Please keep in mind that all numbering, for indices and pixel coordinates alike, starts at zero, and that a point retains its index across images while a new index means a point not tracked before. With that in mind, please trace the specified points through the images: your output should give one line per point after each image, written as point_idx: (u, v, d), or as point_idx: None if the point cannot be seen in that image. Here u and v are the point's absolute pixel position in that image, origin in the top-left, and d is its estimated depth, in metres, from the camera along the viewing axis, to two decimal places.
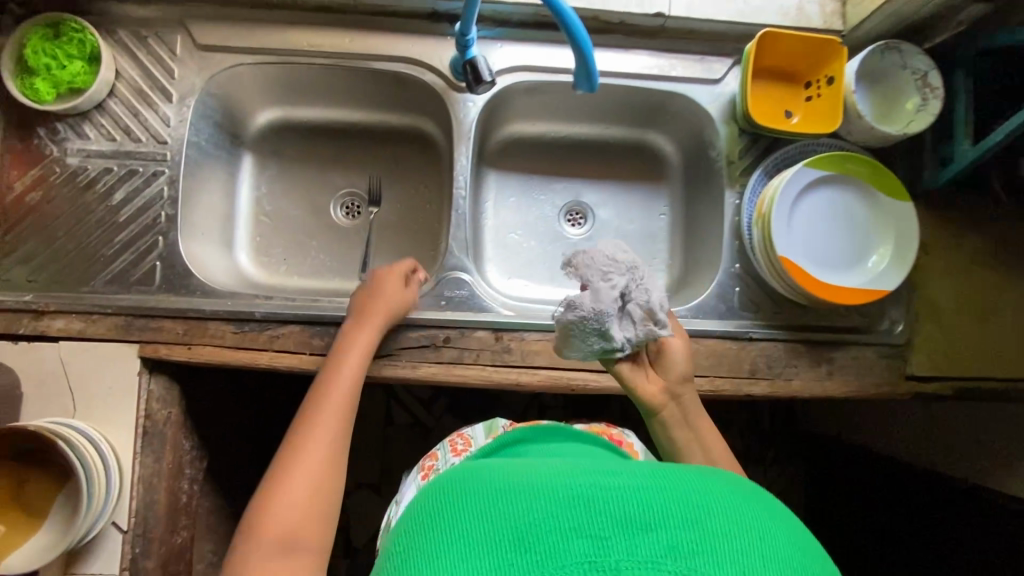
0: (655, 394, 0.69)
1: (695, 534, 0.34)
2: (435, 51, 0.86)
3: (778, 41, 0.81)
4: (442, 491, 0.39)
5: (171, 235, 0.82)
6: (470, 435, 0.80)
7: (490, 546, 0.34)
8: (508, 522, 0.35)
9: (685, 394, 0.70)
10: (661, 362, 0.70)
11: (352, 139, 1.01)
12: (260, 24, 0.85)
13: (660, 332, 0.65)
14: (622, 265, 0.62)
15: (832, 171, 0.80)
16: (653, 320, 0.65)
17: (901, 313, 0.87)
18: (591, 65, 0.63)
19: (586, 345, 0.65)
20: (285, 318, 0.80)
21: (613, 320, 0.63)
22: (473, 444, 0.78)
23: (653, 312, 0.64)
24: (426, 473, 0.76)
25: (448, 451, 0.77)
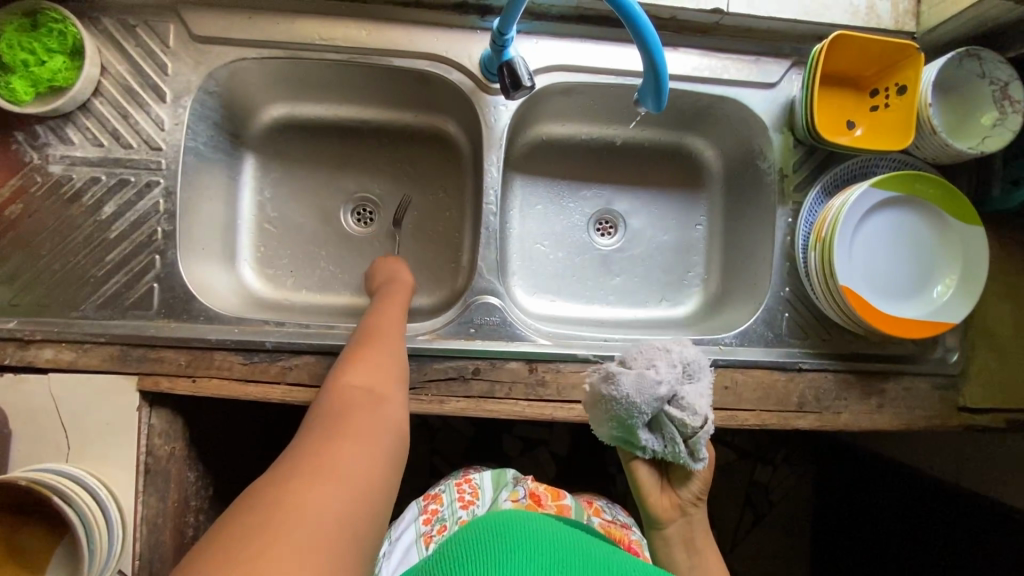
0: (665, 507, 0.62)
1: None
2: (463, 47, 0.77)
3: (848, 45, 0.73)
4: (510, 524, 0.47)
5: (169, 254, 0.74)
6: (478, 483, 0.75)
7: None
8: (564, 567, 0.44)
9: (696, 513, 0.63)
10: (679, 476, 0.63)
11: (366, 140, 0.92)
12: (265, 12, 0.75)
13: (685, 453, 0.58)
14: (677, 363, 0.56)
15: (899, 191, 0.74)
16: (683, 434, 0.58)
17: (956, 341, 0.82)
18: (663, 77, 0.56)
19: (606, 425, 0.58)
20: (298, 348, 0.73)
21: (646, 416, 0.56)
22: (481, 498, 0.73)
23: (688, 426, 0.56)
24: (428, 520, 0.71)
25: (455, 502, 0.73)
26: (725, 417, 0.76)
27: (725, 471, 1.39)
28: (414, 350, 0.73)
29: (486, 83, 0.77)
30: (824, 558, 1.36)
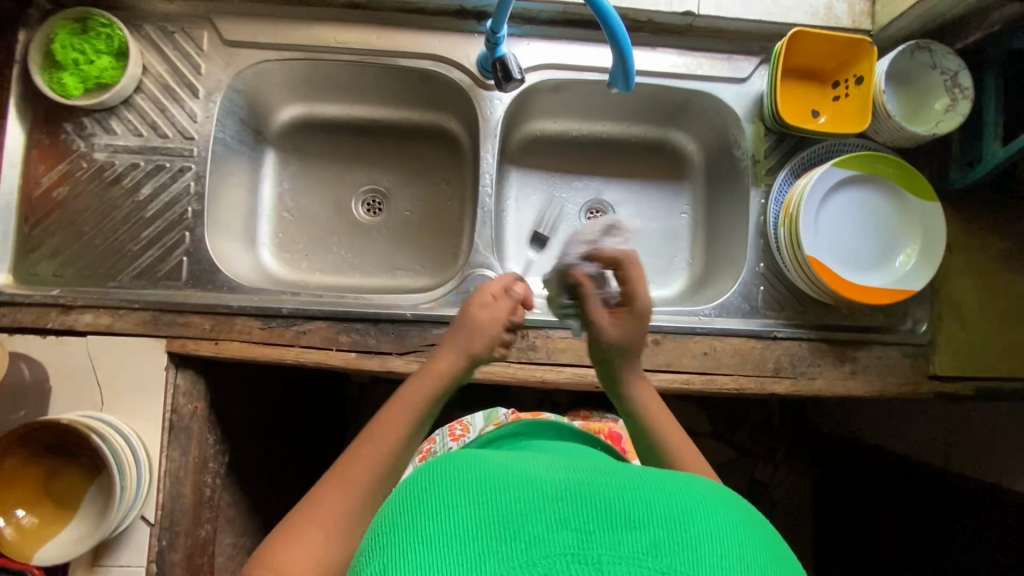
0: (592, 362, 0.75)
1: (678, 535, 0.36)
2: (462, 48, 0.86)
3: (808, 41, 0.81)
4: (435, 472, 0.41)
5: (197, 231, 0.82)
6: (469, 422, 0.82)
7: (477, 531, 0.36)
8: (498, 511, 0.37)
9: (612, 362, 0.72)
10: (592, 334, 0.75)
11: (375, 137, 1.01)
12: (287, 20, 0.84)
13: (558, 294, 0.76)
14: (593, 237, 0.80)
15: (859, 171, 0.80)
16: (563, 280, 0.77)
17: (924, 313, 0.87)
18: (630, 62, 0.63)
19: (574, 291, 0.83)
20: (312, 315, 0.80)
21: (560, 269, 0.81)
22: (472, 431, 0.80)
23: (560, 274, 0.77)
24: (426, 454, 0.78)
25: (447, 436, 0.79)
26: (705, 381, 0.82)
27: (720, 461, 1.43)
28: (416, 317, 0.80)
29: (481, 80, 0.86)
30: (822, 550, 1.37)
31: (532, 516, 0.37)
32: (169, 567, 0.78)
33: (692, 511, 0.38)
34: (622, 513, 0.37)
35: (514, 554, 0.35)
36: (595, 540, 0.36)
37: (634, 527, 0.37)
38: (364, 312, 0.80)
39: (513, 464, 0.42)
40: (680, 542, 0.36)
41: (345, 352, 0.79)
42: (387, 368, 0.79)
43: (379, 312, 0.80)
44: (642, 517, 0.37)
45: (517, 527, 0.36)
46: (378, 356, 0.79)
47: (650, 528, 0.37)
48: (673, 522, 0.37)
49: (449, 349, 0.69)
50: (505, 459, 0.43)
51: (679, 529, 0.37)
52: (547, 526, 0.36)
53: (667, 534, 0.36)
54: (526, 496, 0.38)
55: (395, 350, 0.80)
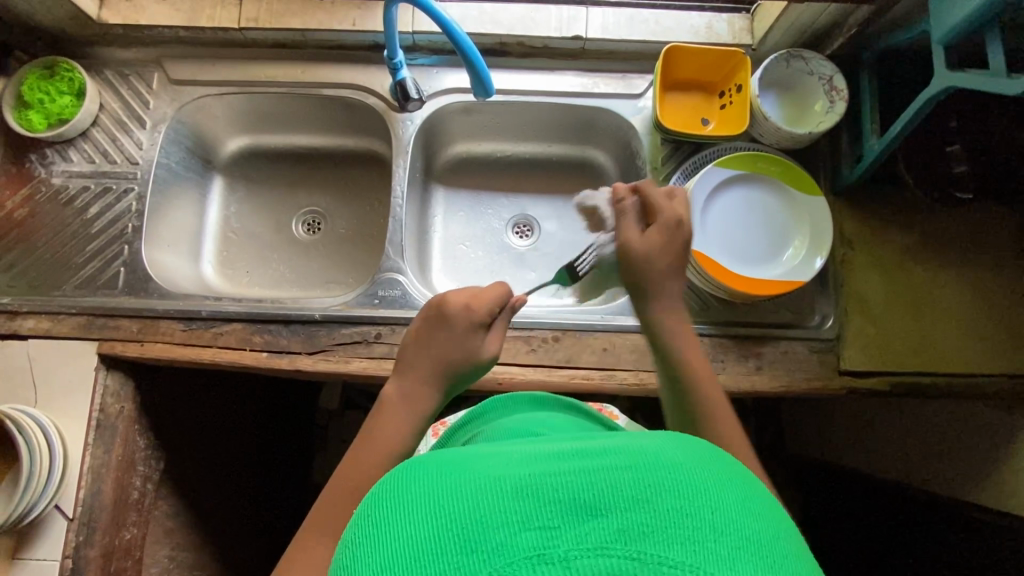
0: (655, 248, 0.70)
1: (646, 516, 0.32)
2: (375, 78, 0.95)
3: (686, 56, 0.87)
4: (394, 494, 0.38)
5: (135, 244, 0.91)
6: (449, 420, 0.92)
7: (434, 552, 0.33)
8: (455, 524, 0.34)
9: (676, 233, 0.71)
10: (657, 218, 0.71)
11: (314, 163, 1.09)
12: (224, 61, 0.96)
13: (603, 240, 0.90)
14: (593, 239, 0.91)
15: (745, 170, 0.84)
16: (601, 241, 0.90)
17: (831, 308, 0.88)
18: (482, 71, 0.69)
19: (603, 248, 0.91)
20: (229, 316, 0.86)
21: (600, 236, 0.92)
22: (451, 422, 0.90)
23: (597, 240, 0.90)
24: None
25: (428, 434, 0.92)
26: (605, 376, 0.84)
27: None
28: (324, 317, 0.85)
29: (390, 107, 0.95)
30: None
31: (491, 524, 0.33)
32: (83, 562, 0.81)
33: (660, 486, 0.34)
34: (587, 500, 0.33)
35: (478, 568, 0.32)
36: (561, 536, 0.32)
37: (599, 514, 0.33)
38: (276, 313, 0.86)
39: (476, 464, 0.38)
40: (648, 523, 0.32)
41: (259, 352, 0.84)
42: (295, 366, 0.83)
43: (290, 313, 0.85)
44: (608, 504, 0.33)
45: (478, 538, 0.33)
46: (288, 355, 0.84)
47: (617, 512, 0.33)
48: (641, 502, 0.33)
49: (431, 372, 0.64)
50: (463, 461, 0.39)
51: (648, 506, 0.33)
52: (508, 531, 0.33)
53: (634, 516, 0.32)
54: (485, 502, 0.34)
55: (305, 349, 0.84)
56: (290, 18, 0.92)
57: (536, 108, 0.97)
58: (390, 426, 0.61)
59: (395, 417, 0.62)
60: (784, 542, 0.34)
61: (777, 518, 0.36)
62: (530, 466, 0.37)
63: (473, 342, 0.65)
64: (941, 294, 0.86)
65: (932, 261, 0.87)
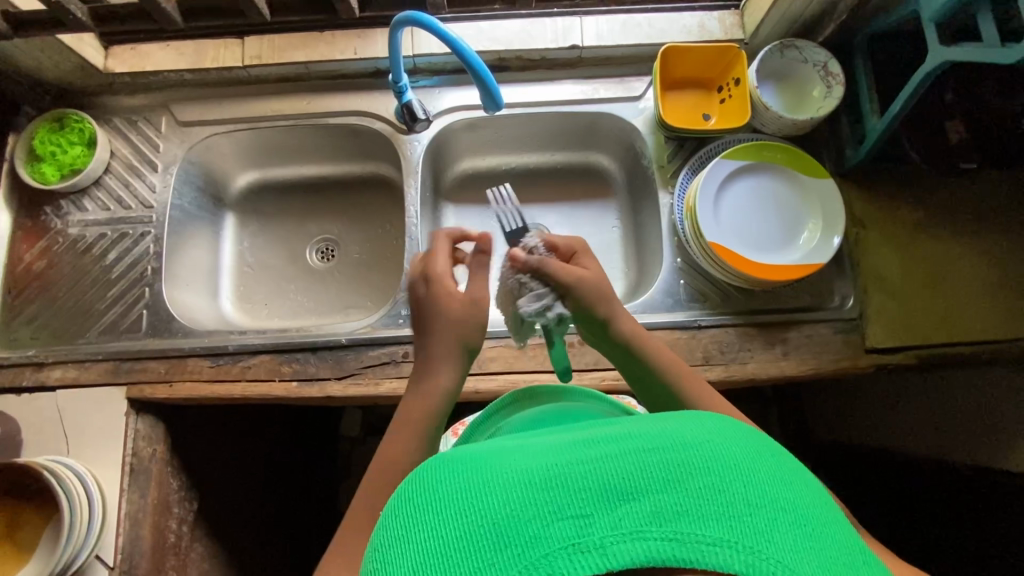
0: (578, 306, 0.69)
1: (678, 497, 0.33)
2: (380, 103, 0.97)
3: (682, 55, 0.89)
4: (417, 498, 0.38)
5: (156, 286, 0.91)
6: None
7: (467, 550, 0.33)
8: (485, 520, 0.34)
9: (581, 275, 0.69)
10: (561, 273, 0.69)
11: (324, 191, 1.11)
12: (230, 99, 0.98)
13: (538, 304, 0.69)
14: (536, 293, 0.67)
15: (751, 160, 0.86)
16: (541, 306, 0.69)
17: (850, 288, 0.89)
18: (492, 85, 0.70)
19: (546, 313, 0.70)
20: (255, 349, 0.86)
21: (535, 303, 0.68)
22: None
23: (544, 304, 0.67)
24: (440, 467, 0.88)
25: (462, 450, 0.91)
26: None
27: None
28: (351, 341, 0.85)
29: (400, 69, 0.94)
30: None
31: (522, 517, 0.33)
32: None
33: (689, 466, 0.34)
34: (618, 485, 0.33)
35: (513, 563, 0.32)
36: (595, 524, 0.32)
37: (631, 497, 0.33)
38: (303, 342, 0.86)
39: (499, 459, 0.39)
40: (682, 503, 0.33)
41: (289, 382, 0.85)
42: (326, 393, 0.83)
43: (316, 340, 0.86)
44: (640, 488, 0.33)
45: (510, 532, 0.33)
46: (318, 382, 0.84)
47: (649, 495, 0.33)
48: (673, 483, 0.33)
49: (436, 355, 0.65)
50: (486, 458, 0.39)
51: (681, 487, 0.33)
52: (541, 523, 0.33)
53: (666, 498, 0.33)
54: (514, 496, 0.34)
55: (334, 375, 0.84)
56: (292, 52, 0.94)
57: (539, 119, 0.99)
58: (424, 413, 0.63)
59: (429, 401, 0.64)
60: (816, 513, 0.35)
61: (804, 489, 0.37)
62: (555, 456, 0.37)
63: (450, 309, 0.64)
64: (957, 265, 0.87)
65: (945, 233, 0.88)
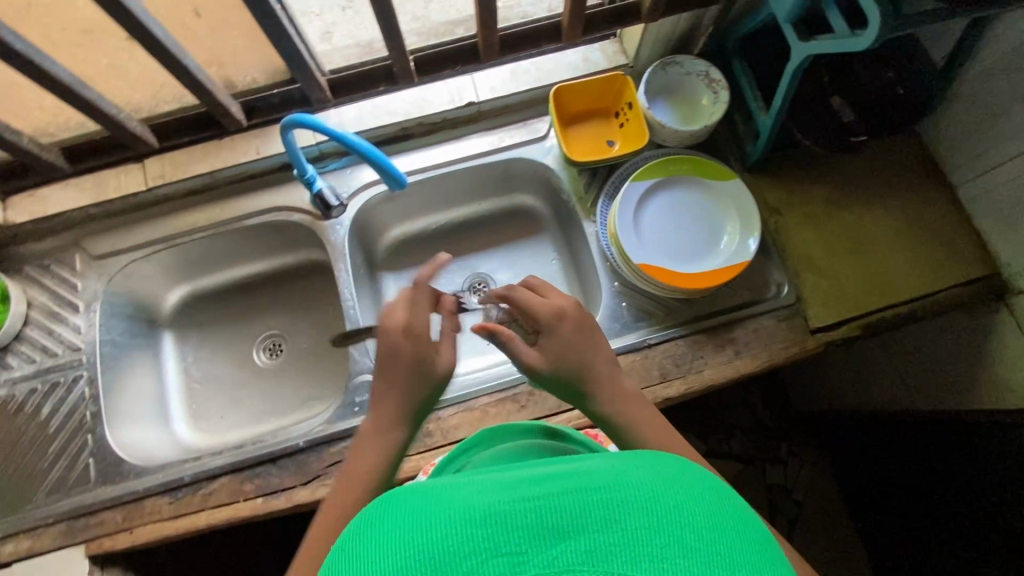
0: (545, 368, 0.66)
1: (612, 536, 0.33)
2: (293, 194, 0.96)
3: (572, 92, 0.92)
4: (365, 521, 0.38)
5: (98, 430, 0.88)
6: None
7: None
8: (423, 550, 0.34)
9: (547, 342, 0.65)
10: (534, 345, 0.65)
11: (259, 289, 1.08)
12: (140, 222, 0.95)
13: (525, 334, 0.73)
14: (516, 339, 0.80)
15: (660, 176, 0.88)
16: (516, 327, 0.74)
17: (782, 275, 0.92)
18: (390, 168, 0.70)
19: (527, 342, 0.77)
20: (214, 473, 0.83)
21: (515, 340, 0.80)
22: None
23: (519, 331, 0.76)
24: None
25: None
26: None
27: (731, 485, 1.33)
28: (309, 443, 0.83)
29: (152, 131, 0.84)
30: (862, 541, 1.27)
31: (458, 551, 0.33)
32: None
33: (629, 504, 0.35)
34: (555, 524, 0.34)
35: None
36: (529, 562, 0.33)
37: (568, 535, 0.33)
38: (262, 454, 0.83)
39: (444, 492, 0.39)
40: (616, 543, 0.33)
41: (254, 499, 0.82)
42: (293, 502, 0.81)
43: (275, 450, 0.83)
44: (576, 526, 0.34)
45: (444, 566, 0.33)
46: (283, 493, 0.81)
47: (585, 534, 0.33)
48: (609, 522, 0.34)
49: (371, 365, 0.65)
50: (434, 488, 0.40)
51: (617, 525, 0.34)
52: (475, 559, 0.33)
53: (600, 537, 0.33)
54: (452, 530, 0.34)
55: (299, 481, 0.82)
56: (195, 165, 0.93)
57: (454, 176, 1.00)
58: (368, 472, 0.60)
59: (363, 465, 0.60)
60: (762, 560, 0.35)
61: (752, 534, 0.37)
62: (500, 492, 0.37)
63: None
64: (872, 233, 0.92)
65: (855, 205, 0.93)
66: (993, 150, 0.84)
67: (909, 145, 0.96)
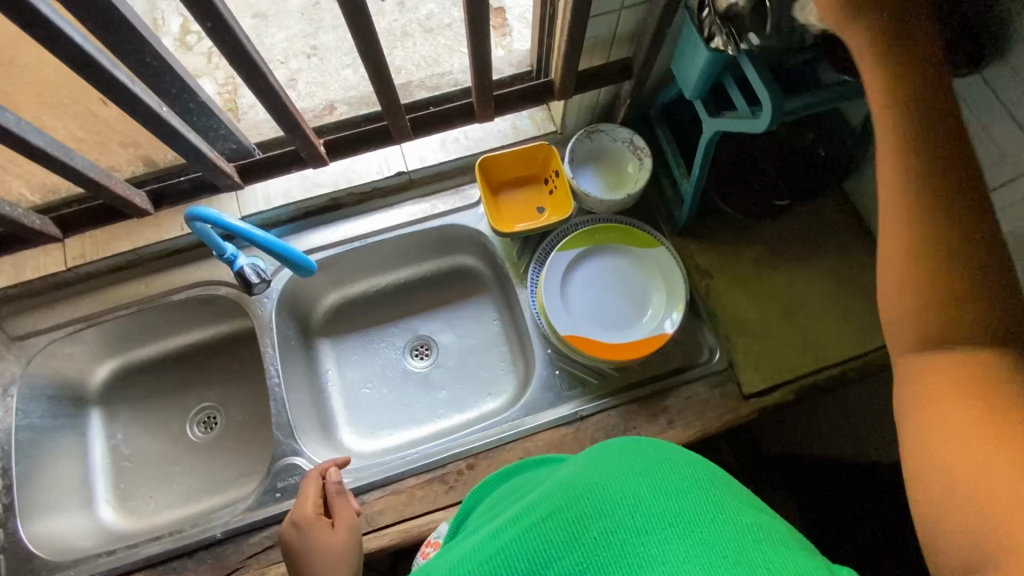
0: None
1: (577, 555, 0.38)
2: (221, 269, 0.95)
3: (499, 161, 0.93)
4: None
5: (10, 523, 0.85)
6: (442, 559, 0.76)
7: None
8: None
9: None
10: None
11: (196, 359, 1.05)
12: (65, 300, 0.94)
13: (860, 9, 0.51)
14: None
15: (586, 245, 0.90)
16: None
17: (715, 338, 0.91)
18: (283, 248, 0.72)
19: None
20: (128, 568, 0.80)
21: None
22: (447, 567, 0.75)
23: None
24: None
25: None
26: None
27: None
28: (227, 534, 0.80)
29: (36, 206, 0.80)
30: None
31: None
32: None
33: (584, 515, 0.40)
34: (526, 566, 0.40)
35: None
36: None
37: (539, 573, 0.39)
38: (176, 548, 0.80)
39: (444, 569, 0.45)
40: (584, 559, 0.38)
41: None
42: None
43: (192, 542, 0.80)
44: (544, 562, 0.39)
45: None
46: None
47: (554, 564, 0.39)
48: (572, 541, 0.39)
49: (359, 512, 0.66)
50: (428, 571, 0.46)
51: (580, 543, 0.39)
52: None
53: (567, 561, 0.38)
54: None
55: (217, 575, 0.79)
56: (119, 243, 0.92)
57: (389, 243, 0.99)
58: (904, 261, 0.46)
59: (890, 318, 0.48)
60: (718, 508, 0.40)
61: (704, 488, 0.42)
62: (476, 555, 0.43)
63: None
64: (804, 292, 0.91)
65: (786, 266, 0.93)
66: None
67: (840, 203, 0.96)
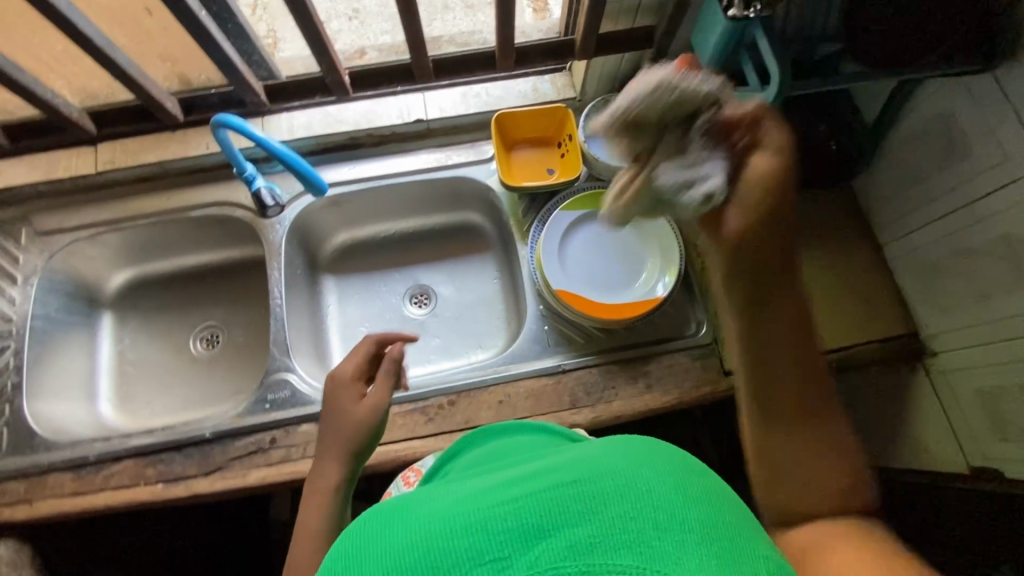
0: None
1: (593, 527, 0.31)
2: (239, 193, 1.00)
3: (517, 118, 0.96)
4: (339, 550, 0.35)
5: (17, 401, 0.90)
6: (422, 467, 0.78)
7: None
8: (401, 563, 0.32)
9: None
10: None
11: (206, 280, 1.10)
12: (91, 204, 0.99)
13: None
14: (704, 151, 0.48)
15: (590, 208, 0.93)
16: None
17: (703, 314, 0.93)
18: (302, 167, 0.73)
19: None
20: (118, 455, 0.85)
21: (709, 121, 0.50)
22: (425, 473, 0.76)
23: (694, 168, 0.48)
24: None
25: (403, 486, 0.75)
26: None
27: None
28: (215, 435, 0.85)
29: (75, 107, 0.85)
30: None
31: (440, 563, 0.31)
32: None
33: (612, 490, 0.33)
34: (534, 524, 0.32)
35: None
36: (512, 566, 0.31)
37: (546, 535, 0.32)
38: (165, 443, 0.85)
39: (432, 505, 0.36)
40: (596, 534, 0.31)
41: (155, 484, 0.83)
42: (191, 491, 0.82)
43: (181, 438, 0.85)
44: (554, 524, 0.32)
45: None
46: (184, 481, 0.83)
47: (566, 530, 0.31)
48: (592, 512, 0.32)
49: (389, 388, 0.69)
50: (409, 500, 0.39)
51: (600, 515, 0.32)
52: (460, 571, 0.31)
53: (581, 530, 0.31)
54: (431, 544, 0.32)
55: (201, 472, 0.84)
56: (146, 154, 0.97)
57: (401, 188, 1.03)
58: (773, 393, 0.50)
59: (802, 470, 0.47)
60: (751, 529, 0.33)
61: (737, 504, 0.36)
62: (470, 500, 0.36)
63: None
64: None
65: None
66: (917, 211, 0.84)
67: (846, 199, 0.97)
